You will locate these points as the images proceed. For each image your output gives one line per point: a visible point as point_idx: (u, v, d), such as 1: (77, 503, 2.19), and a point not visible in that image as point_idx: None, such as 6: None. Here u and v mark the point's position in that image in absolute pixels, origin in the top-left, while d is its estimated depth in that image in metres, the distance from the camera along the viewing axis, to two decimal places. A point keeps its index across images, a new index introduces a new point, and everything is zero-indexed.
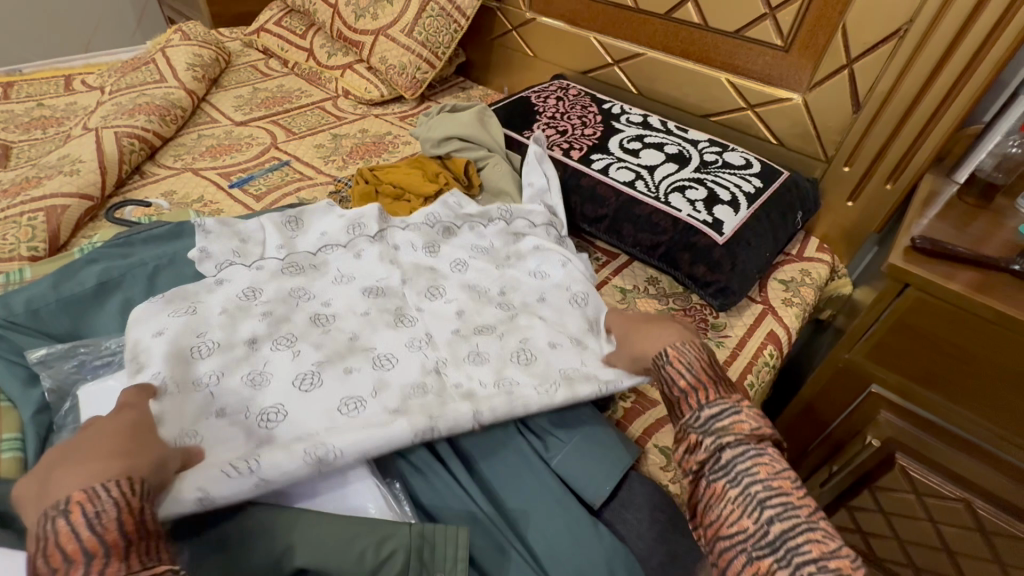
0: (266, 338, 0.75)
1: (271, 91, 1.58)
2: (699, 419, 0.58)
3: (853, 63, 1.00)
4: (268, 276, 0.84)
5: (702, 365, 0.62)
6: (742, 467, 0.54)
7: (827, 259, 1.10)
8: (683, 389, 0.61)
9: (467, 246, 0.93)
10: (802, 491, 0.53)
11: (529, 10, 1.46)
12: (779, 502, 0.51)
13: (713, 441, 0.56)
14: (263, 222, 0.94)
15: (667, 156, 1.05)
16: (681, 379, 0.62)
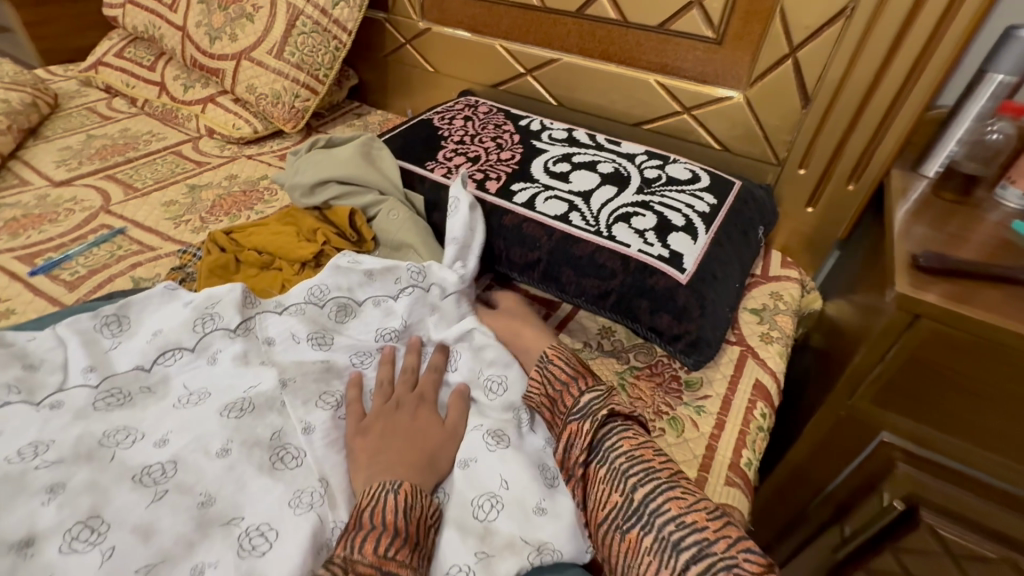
0: (52, 533, 0.46)
1: (111, 137, 1.26)
2: (578, 405, 0.57)
3: (797, 51, 0.86)
4: (69, 419, 0.55)
5: (578, 360, 0.63)
6: (609, 444, 0.54)
7: (794, 276, 0.96)
8: (562, 383, 0.60)
9: (372, 329, 0.69)
10: (664, 458, 0.53)
11: (422, 19, 1.25)
12: (640, 467, 0.51)
13: (592, 422, 0.55)
14: (61, 333, 0.62)
15: (602, 177, 0.87)
16: (562, 374, 0.61)
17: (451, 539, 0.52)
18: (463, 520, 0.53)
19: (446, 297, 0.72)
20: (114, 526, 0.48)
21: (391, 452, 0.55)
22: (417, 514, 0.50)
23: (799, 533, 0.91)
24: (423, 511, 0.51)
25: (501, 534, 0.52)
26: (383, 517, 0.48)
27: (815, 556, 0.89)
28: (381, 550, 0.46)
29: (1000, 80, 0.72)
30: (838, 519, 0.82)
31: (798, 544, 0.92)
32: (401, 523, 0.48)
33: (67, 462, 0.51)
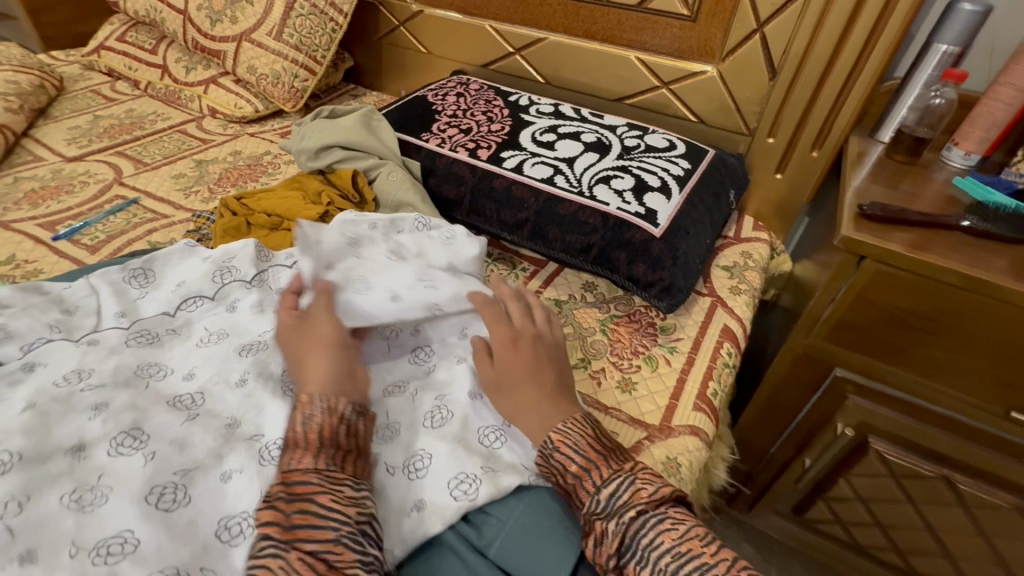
0: (99, 441, 0.53)
1: (117, 117, 1.31)
2: (598, 503, 0.49)
3: (764, 27, 0.93)
4: (105, 352, 0.61)
5: (590, 442, 0.53)
6: (647, 540, 0.45)
7: (764, 237, 1.04)
8: (574, 476, 0.51)
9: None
10: (716, 543, 0.45)
11: (415, 2, 1.31)
12: (693, 569, 0.43)
13: (615, 524, 0.47)
14: (94, 282, 0.69)
15: (586, 146, 0.94)
16: (572, 466, 0.52)
17: (457, 452, 0.56)
18: (466, 440, 0.58)
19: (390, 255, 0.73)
20: (154, 437, 0.54)
21: (323, 359, 0.56)
22: (330, 426, 0.50)
23: (764, 471, 1.00)
24: (334, 418, 0.50)
25: (504, 456, 0.57)
26: (287, 434, 0.50)
27: (780, 490, 0.99)
28: (286, 463, 0.48)
29: (944, 49, 0.80)
30: (800, 454, 0.91)
31: (761, 483, 1.02)
32: (301, 433, 0.49)
33: (108, 385, 0.57)
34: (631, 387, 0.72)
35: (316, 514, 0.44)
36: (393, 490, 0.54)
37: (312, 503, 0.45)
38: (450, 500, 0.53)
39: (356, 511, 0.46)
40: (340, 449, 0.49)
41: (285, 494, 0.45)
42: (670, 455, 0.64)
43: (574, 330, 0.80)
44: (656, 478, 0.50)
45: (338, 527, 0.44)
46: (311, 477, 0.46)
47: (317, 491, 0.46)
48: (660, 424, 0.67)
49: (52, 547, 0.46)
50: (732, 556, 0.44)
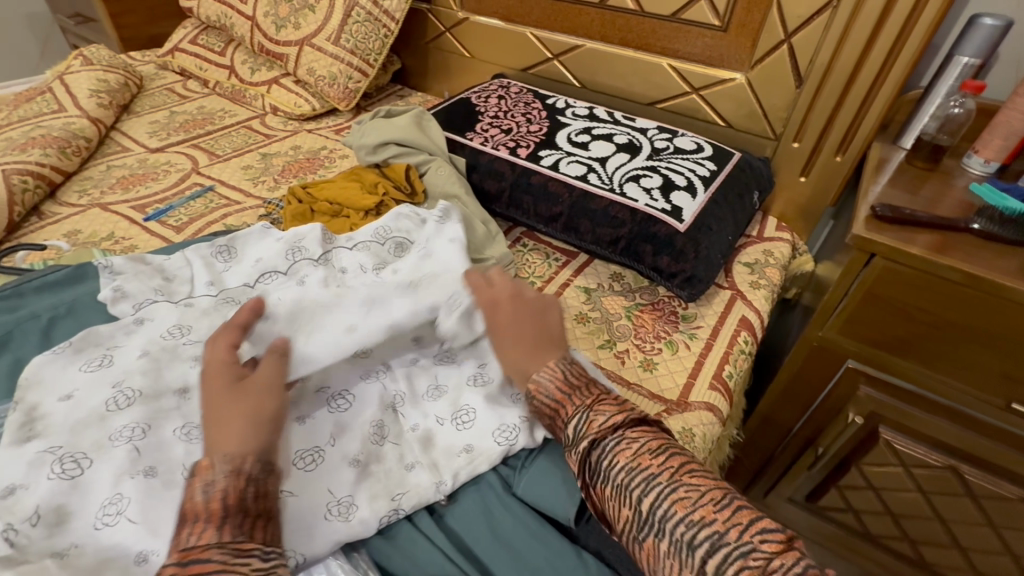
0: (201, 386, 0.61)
1: (190, 113, 1.45)
2: (567, 435, 0.56)
3: (791, 38, 0.99)
4: (199, 313, 0.69)
5: (559, 381, 0.60)
6: (605, 462, 0.52)
7: (787, 237, 1.09)
8: (550, 414, 0.59)
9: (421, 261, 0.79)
10: (662, 457, 0.51)
11: (461, 10, 1.41)
12: (637, 480, 0.50)
13: (576, 454, 0.55)
14: (189, 256, 0.80)
15: (618, 147, 1.01)
16: (545, 406, 0.59)
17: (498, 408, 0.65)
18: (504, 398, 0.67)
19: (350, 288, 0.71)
20: None
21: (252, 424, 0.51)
22: (236, 488, 0.47)
23: (779, 460, 1.05)
24: (241, 480, 0.47)
25: None
26: (186, 506, 0.46)
27: (794, 478, 1.04)
28: (182, 540, 0.43)
29: (965, 61, 0.84)
30: (815, 442, 0.96)
31: (777, 471, 1.07)
32: (203, 503, 0.45)
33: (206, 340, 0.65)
34: (652, 366, 0.79)
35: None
36: (444, 439, 0.65)
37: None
38: (494, 444, 0.63)
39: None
40: (248, 515, 0.46)
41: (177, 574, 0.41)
42: (686, 425, 0.71)
43: (602, 315, 0.87)
44: (612, 406, 0.56)
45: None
46: (211, 552, 0.42)
47: (217, 569, 0.41)
48: (679, 399, 0.75)
49: (169, 467, 0.54)
50: (678, 463, 0.50)
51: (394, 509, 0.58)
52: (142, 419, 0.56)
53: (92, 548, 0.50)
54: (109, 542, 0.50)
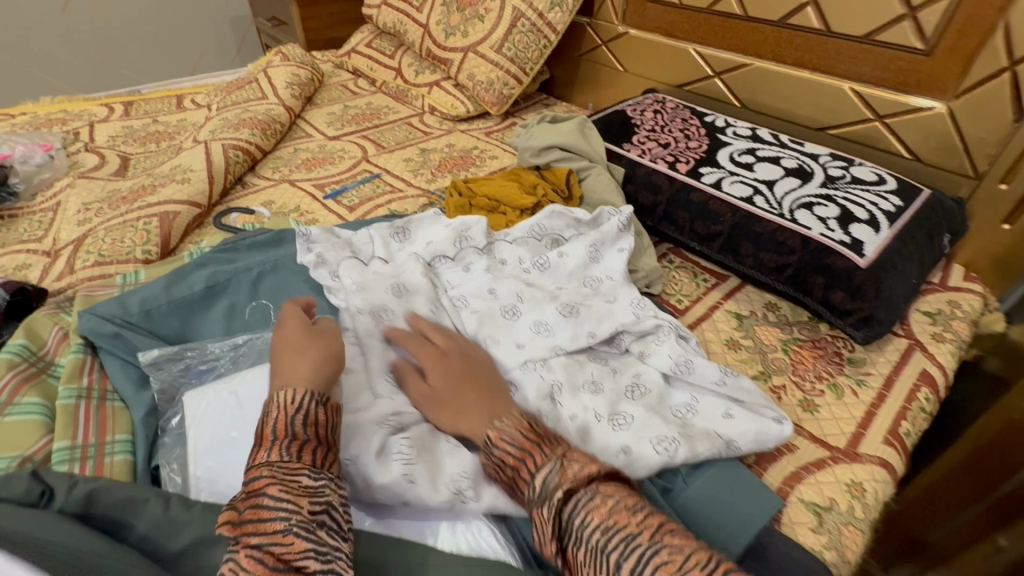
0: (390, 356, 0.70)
1: (360, 108, 1.61)
2: (535, 490, 0.48)
3: (1016, 66, 0.87)
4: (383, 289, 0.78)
5: (523, 432, 0.53)
6: (578, 520, 0.44)
7: (978, 289, 0.95)
8: (513, 466, 0.51)
9: (577, 276, 0.85)
10: (643, 514, 0.44)
11: (622, 24, 1.42)
12: (617, 541, 0.42)
13: (547, 510, 0.46)
14: (372, 234, 0.87)
15: (786, 171, 0.96)
16: (508, 457, 0.52)
17: (656, 421, 0.66)
18: (663, 412, 0.68)
19: (518, 305, 0.79)
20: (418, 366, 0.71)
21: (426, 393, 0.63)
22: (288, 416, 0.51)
23: (935, 548, 0.92)
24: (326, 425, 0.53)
25: (698, 427, 0.66)
26: (280, 430, 0.50)
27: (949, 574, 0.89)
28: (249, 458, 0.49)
29: None
30: (994, 529, 0.82)
31: (931, 560, 0.92)
32: (297, 429, 0.51)
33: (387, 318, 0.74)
34: (813, 408, 0.73)
35: (266, 508, 0.44)
36: (601, 435, 0.65)
37: (265, 496, 0.45)
38: (654, 453, 0.62)
39: (313, 504, 0.45)
40: (296, 440, 0.50)
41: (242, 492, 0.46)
42: (855, 478, 0.65)
43: (755, 344, 0.83)
44: (585, 455, 0.49)
45: (287, 517, 0.43)
46: (264, 472, 0.47)
47: (268, 483, 0.46)
48: (846, 449, 0.68)
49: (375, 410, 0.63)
50: (660, 522, 0.44)
51: None
52: (359, 357, 0.69)
53: (364, 418, 0.62)
54: (382, 411, 0.63)
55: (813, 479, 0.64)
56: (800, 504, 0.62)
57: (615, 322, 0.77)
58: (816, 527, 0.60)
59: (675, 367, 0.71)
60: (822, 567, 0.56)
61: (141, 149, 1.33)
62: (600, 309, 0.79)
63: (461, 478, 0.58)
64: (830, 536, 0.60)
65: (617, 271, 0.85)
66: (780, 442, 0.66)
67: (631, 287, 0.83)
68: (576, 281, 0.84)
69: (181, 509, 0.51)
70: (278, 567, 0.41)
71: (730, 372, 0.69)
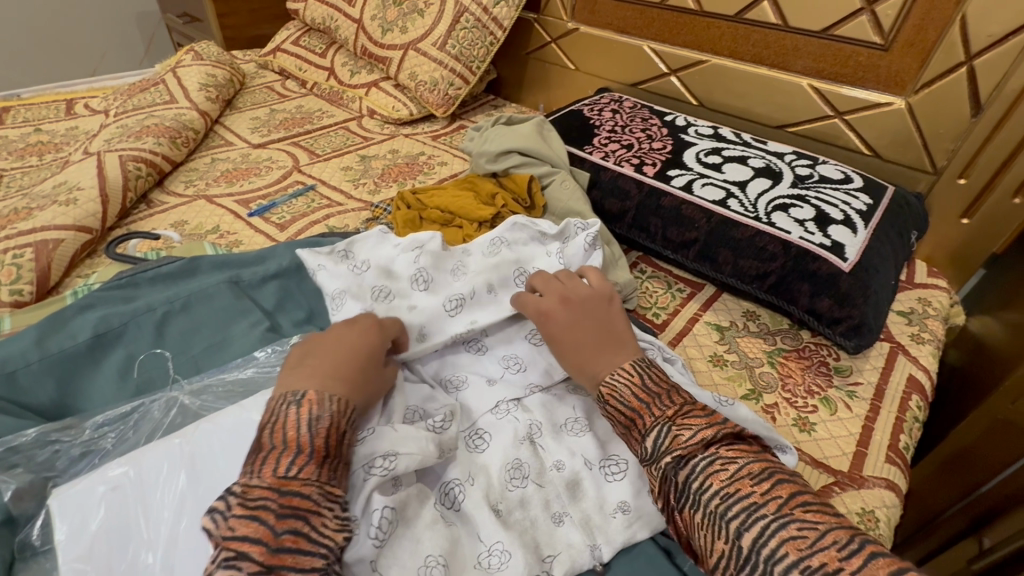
0: None
1: (289, 112, 1.44)
2: (646, 450, 0.48)
3: (973, 60, 0.87)
4: None
5: (635, 391, 0.51)
6: (695, 485, 0.44)
7: (944, 284, 0.94)
8: (624, 424, 0.51)
9: None
10: (767, 484, 0.42)
11: (571, 20, 1.35)
12: (740, 509, 0.41)
13: (659, 472, 0.46)
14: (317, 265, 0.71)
15: (755, 171, 0.91)
16: (620, 412, 0.51)
17: None
18: None
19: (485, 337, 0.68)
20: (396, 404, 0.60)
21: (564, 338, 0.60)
22: (336, 427, 0.46)
23: (920, 545, 0.92)
24: (343, 423, 0.47)
25: None
26: (284, 435, 0.44)
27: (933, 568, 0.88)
28: (280, 469, 0.42)
29: None
30: (963, 536, 0.83)
31: (917, 555, 0.93)
32: (306, 438, 0.44)
33: None
34: (809, 427, 0.68)
35: (308, 537, 0.39)
36: (593, 488, 0.55)
37: (256, 523, 0.38)
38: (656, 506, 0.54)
39: (342, 532, 0.41)
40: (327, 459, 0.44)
41: (276, 503, 0.40)
42: (865, 506, 0.59)
43: (740, 359, 0.77)
44: (699, 419, 0.47)
45: (327, 557, 0.39)
46: (311, 489, 0.41)
47: (310, 510, 0.40)
48: (850, 472, 0.63)
49: None
50: (787, 493, 0.41)
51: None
52: None
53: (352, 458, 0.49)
54: (373, 451, 0.49)
55: None
56: None
57: None
58: None
59: None
60: None
61: (18, 163, 1.11)
62: None
63: (433, 567, 0.45)
64: None
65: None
66: None
67: None
68: None
69: None
70: None
71: (725, 402, 0.62)
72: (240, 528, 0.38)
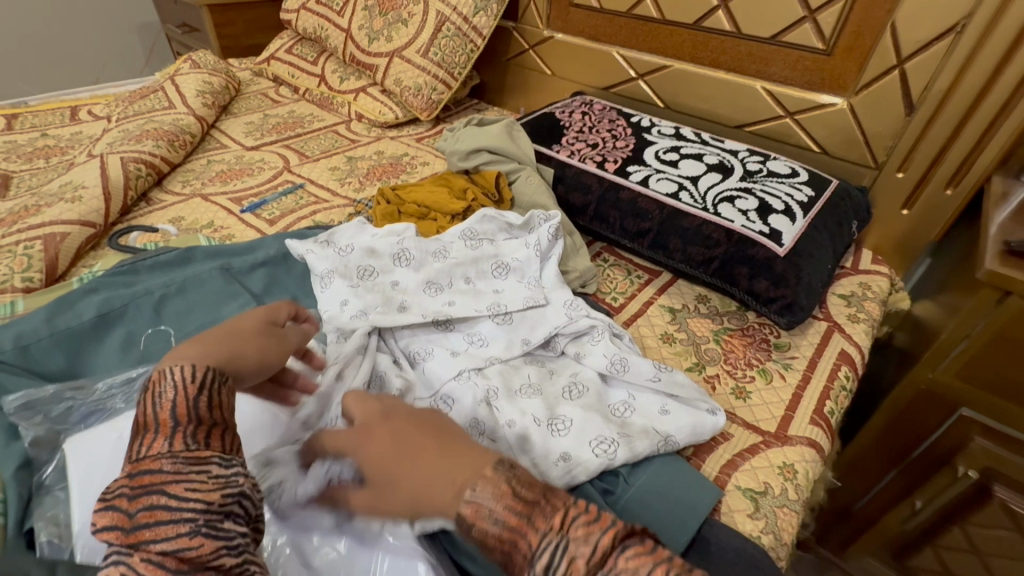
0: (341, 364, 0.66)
1: (282, 116, 1.52)
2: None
3: (904, 63, 0.94)
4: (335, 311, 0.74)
5: (509, 501, 0.39)
6: None
7: (885, 271, 1.02)
8: (499, 546, 0.38)
9: (516, 278, 0.82)
10: None
11: (547, 28, 1.43)
12: None
13: None
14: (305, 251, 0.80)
15: (708, 167, 0.99)
16: (491, 539, 0.38)
17: (595, 421, 0.64)
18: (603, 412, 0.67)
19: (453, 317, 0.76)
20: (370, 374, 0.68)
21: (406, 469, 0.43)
22: (186, 399, 0.43)
23: (862, 514, 0.99)
24: (195, 390, 0.44)
25: (636, 424, 0.65)
26: (139, 419, 0.43)
27: (884, 532, 0.97)
28: (134, 452, 0.41)
29: None
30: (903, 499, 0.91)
31: (861, 523, 1.00)
32: (154, 416, 0.42)
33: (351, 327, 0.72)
34: (745, 395, 0.75)
35: (164, 508, 0.38)
36: (540, 442, 0.62)
37: (114, 508, 0.38)
38: (594, 456, 0.60)
39: (218, 490, 0.40)
40: (203, 424, 0.43)
41: (128, 487, 0.39)
42: (786, 460, 0.66)
43: (688, 337, 0.84)
44: (591, 527, 0.37)
45: (194, 519, 0.38)
46: (161, 463, 0.40)
47: (165, 481, 0.39)
48: (777, 433, 0.70)
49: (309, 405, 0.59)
50: None
51: None
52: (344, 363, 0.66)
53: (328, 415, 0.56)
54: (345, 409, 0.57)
55: (749, 464, 0.65)
56: (737, 492, 0.63)
57: (548, 326, 0.75)
58: (752, 513, 0.61)
59: (610, 365, 0.71)
60: (761, 552, 0.57)
61: (26, 166, 1.19)
62: (538, 318, 0.77)
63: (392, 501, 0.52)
64: (766, 522, 0.60)
65: (547, 274, 0.83)
66: (714, 434, 0.67)
67: (566, 289, 0.82)
68: (510, 287, 0.81)
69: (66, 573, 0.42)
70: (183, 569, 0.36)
71: (664, 369, 0.70)
72: (99, 518, 0.38)
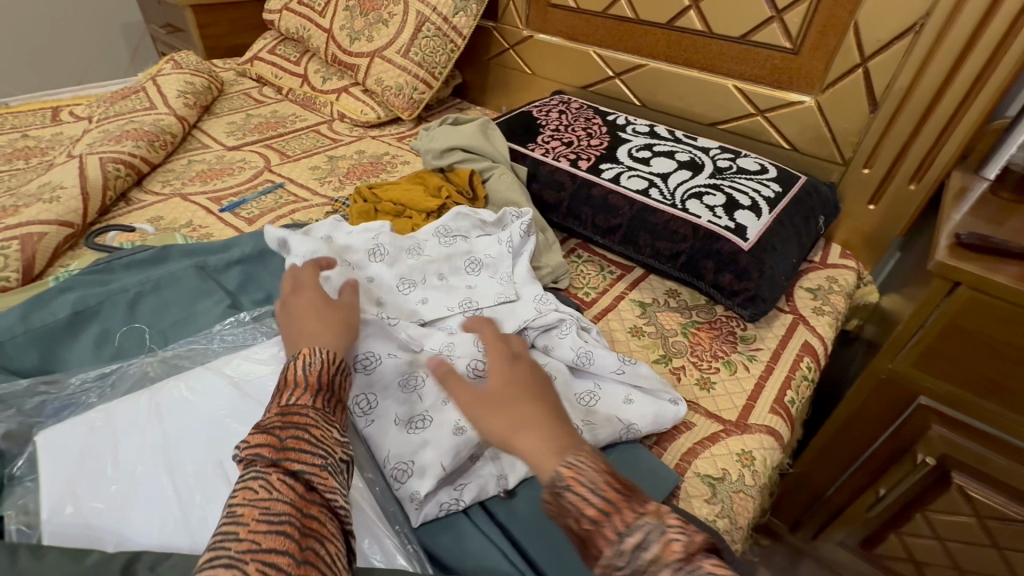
0: None
1: (264, 116, 1.53)
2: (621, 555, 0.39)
3: (867, 62, 0.97)
4: None
5: (608, 479, 0.42)
6: None
7: (853, 265, 1.04)
8: (590, 521, 0.40)
9: (489, 274, 0.84)
10: None
11: (527, 28, 1.45)
12: None
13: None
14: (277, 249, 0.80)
15: (679, 164, 1.01)
16: (586, 506, 0.41)
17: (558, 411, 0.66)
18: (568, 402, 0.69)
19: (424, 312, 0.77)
20: None
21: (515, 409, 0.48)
22: (328, 370, 0.52)
23: (829, 503, 1.02)
24: (334, 368, 0.53)
25: (601, 413, 0.67)
26: (287, 377, 0.50)
27: (850, 518, 1.00)
28: (283, 400, 0.48)
29: None
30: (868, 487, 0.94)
31: (829, 511, 1.03)
32: (303, 376, 0.50)
33: None
34: (708, 385, 0.77)
35: (309, 441, 0.45)
36: None
37: (262, 447, 0.44)
38: None
39: (338, 449, 0.47)
40: (321, 391, 0.50)
41: (281, 421, 0.46)
42: (745, 447, 0.69)
43: (657, 330, 0.86)
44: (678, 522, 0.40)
45: (327, 457, 0.45)
46: (311, 412, 0.47)
47: (310, 424, 0.46)
48: (737, 421, 0.72)
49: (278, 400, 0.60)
50: None
51: (455, 499, 0.60)
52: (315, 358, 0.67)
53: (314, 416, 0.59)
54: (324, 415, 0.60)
55: (709, 452, 0.68)
56: (697, 478, 0.65)
57: (519, 320, 0.77)
58: (709, 498, 0.63)
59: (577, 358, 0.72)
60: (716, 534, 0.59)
61: (6, 166, 1.20)
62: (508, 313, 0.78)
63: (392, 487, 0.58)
64: (722, 506, 0.63)
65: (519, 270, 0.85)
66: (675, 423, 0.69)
67: (536, 284, 0.83)
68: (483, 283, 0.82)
69: (30, 559, 0.44)
70: (306, 496, 0.42)
71: (628, 361, 0.71)
72: (252, 440, 0.44)
